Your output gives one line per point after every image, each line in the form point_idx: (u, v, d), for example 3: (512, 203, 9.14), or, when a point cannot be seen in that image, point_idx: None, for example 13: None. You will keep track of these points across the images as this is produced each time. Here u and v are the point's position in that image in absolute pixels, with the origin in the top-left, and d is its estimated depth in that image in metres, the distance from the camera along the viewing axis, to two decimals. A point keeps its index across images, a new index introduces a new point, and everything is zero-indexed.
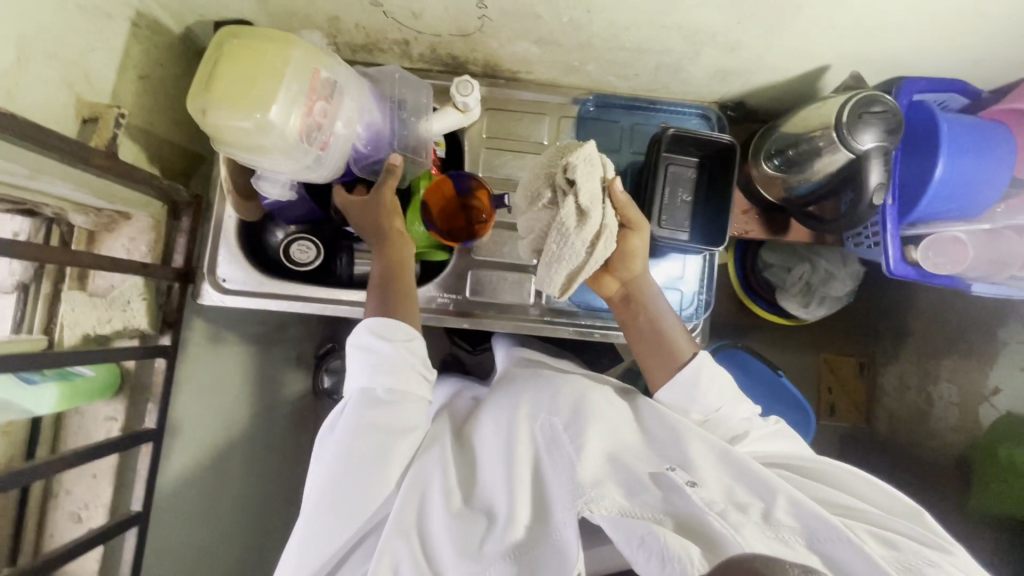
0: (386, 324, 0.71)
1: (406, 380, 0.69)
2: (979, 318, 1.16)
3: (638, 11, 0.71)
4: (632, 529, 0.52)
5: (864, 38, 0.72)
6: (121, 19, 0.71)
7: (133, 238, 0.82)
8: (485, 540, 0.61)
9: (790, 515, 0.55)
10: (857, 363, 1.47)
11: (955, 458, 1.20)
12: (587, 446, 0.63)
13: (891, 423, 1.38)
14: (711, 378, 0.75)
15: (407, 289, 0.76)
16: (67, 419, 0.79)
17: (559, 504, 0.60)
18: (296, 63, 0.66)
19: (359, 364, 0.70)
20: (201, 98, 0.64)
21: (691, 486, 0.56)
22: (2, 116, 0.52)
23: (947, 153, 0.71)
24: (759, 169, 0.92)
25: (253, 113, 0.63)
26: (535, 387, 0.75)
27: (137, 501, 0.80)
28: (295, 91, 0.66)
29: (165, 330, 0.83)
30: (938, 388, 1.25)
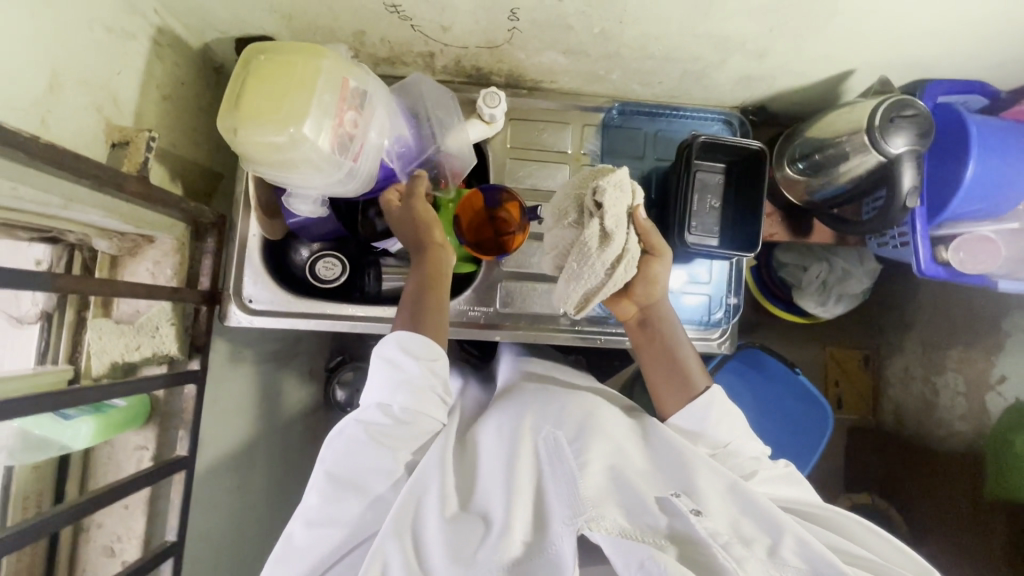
0: (414, 339, 0.68)
1: (424, 402, 0.67)
2: (984, 308, 1.18)
3: (671, 21, 0.72)
4: (634, 551, 0.54)
5: (892, 43, 0.73)
6: (144, 39, 0.69)
7: (157, 261, 0.79)
8: (480, 547, 0.58)
9: (796, 556, 0.57)
10: (863, 356, 1.50)
11: (964, 447, 1.21)
12: (592, 466, 0.63)
13: (897, 415, 1.40)
14: (724, 410, 0.74)
15: (439, 303, 0.73)
16: (95, 450, 0.77)
17: (558, 518, 0.59)
18: (326, 72, 0.64)
19: (382, 376, 0.68)
20: (234, 117, 0.62)
21: (696, 515, 0.57)
22: (44, 146, 0.50)
23: (977, 155, 0.73)
24: (783, 171, 0.93)
25: (286, 128, 0.61)
26: (555, 408, 0.74)
27: (171, 531, 0.78)
28: (326, 101, 0.63)
29: (194, 354, 0.81)
30: (944, 378, 1.27)
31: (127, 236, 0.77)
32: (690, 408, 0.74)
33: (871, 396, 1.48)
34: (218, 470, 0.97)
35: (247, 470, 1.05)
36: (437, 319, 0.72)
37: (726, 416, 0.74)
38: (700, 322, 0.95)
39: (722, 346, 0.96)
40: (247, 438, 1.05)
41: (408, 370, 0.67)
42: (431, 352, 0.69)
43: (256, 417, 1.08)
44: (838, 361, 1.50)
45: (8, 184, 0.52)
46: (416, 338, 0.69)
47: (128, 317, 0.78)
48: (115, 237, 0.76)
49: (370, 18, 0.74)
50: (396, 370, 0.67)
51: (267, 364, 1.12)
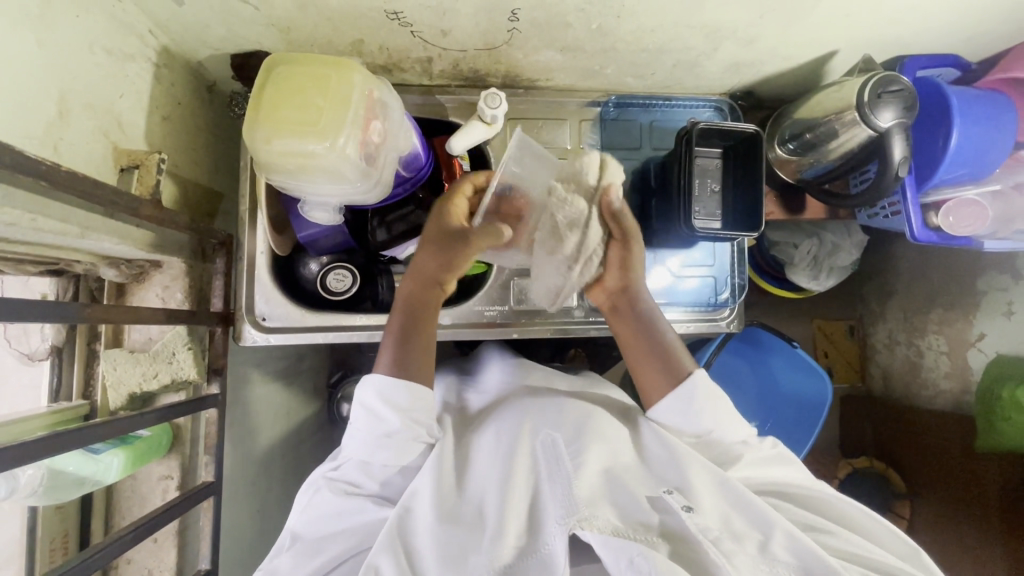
0: (396, 393, 0.69)
1: (406, 452, 0.69)
2: (960, 269, 1.24)
3: (665, 14, 0.74)
4: (623, 549, 0.59)
5: (872, 23, 0.77)
6: (141, 60, 0.68)
7: (166, 286, 0.77)
8: (473, 552, 0.62)
9: (785, 550, 0.62)
10: (847, 326, 1.56)
11: (950, 401, 1.28)
12: (587, 468, 0.66)
13: (885, 379, 1.46)
14: (708, 401, 0.73)
15: (426, 343, 0.73)
16: (119, 484, 0.75)
17: (551, 518, 0.63)
18: (357, 86, 0.67)
19: (362, 428, 0.69)
20: (267, 129, 0.64)
21: (687, 511, 0.62)
22: (64, 173, 0.49)
23: (961, 123, 0.77)
24: (774, 152, 0.97)
25: (324, 139, 0.64)
26: (550, 410, 0.76)
27: (204, 559, 0.77)
28: (355, 114, 0.66)
29: (213, 378, 0.77)
30: (927, 340, 1.33)
31: (135, 262, 0.75)
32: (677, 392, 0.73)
33: (859, 362, 1.54)
34: (238, 494, 0.95)
35: (261, 491, 1.04)
36: (425, 368, 0.72)
37: (710, 404, 0.74)
38: (707, 304, 0.99)
39: (731, 325, 1.00)
40: (261, 460, 1.03)
41: (387, 422, 0.68)
42: (412, 404, 0.69)
43: (269, 437, 1.06)
44: (824, 333, 1.56)
45: (28, 216, 0.51)
46: (398, 390, 0.69)
47: (142, 345, 0.76)
48: (121, 264, 0.73)
49: (370, 27, 0.74)
50: (374, 421, 0.68)
51: (277, 382, 1.10)
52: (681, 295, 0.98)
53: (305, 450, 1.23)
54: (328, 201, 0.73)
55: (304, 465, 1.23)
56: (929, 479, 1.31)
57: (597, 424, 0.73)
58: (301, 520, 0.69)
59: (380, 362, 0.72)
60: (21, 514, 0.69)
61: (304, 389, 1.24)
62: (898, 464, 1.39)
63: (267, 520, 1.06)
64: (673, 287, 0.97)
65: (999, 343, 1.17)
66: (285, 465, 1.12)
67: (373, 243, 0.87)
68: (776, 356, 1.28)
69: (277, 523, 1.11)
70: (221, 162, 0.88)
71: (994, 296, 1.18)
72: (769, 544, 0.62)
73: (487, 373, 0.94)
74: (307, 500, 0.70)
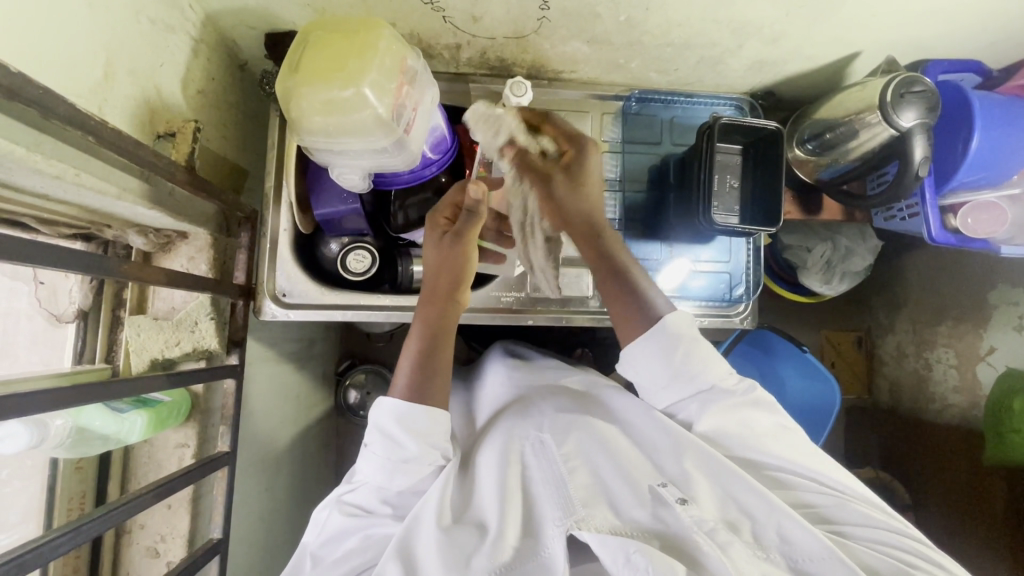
0: (414, 418, 0.69)
1: (417, 480, 0.70)
2: (972, 281, 1.25)
3: (693, 9, 0.75)
4: (620, 547, 0.59)
5: (896, 25, 0.78)
6: (182, 33, 0.70)
7: (191, 257, 0.78)
8: (474, 554, 0.63)
9: (776, 537, 0.62)
10: (856, 337, 1.55)
11: (961, 415, 1.27)
12: (580, 467, 0.70)
13: (893, 392, 1.45)
14: (680, 345, 0.72)
15: (442, 355, 0.74)
16: (136, 449, 0.76)
17: (550, 520, 0.64)
18: (388, 44, 0.69)
19: (380, 452, 0.69)
20: (301, 82, 0.67)
21: (681, 504, 0.63)
22: (110, 131, 0.51)
23: (981, 125, 0.78)
24: (792, 152, 0.98)
25: (349, 85, 0.66)
26: (539, 412, 0.79)
27: (216, 528, 0.77)
28: (386, 65, 0.68)
29: (233, 349, 0.80)
30: (936, 353, 1.32)
31: (162, 232, 0.76)
32: (653, 334, 0.72)
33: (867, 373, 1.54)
34: (248, 473, 0.96)
35: (271, 472, 1.05)
36: (443, 380, 0.73)
37: (685, 351, 0.72)
38: (722, 300, 0.99)
39: (745, 321, 0.99)
40: (270, 438, 1.04)
41: (405, 448, 0.68)
42: (432, 428, 0.69)
43: (278, 418, 1.07)
44: (832, 343, 1.55)
45: (72, 171, 0.53)
46: (418, 416, 0.68)
47: (165, 313, 0.77)
48: (150, 232, 0.75)
49: (403, 10, 0.76)
50: (393, 445, 0.68)
51: (289, 364, 1.11)
52: (696, 291, 0.98)
53: (310, 435, 1.24)
54: (360, 164, 0.75)
55: (309, 449, 1.23)
56: (934, 491, 1.31)
57: (590, 426, 0.74)
58: (318, 540, 0.70)
59: (395, 386, 0.72)
60: (41, 472, 0.69)
61: (314, 374, 1.25)
62: (903, 476, 1.38)
63: (273, 501, 1.06)
64: (688, 283, 0.98)
65: (1010, 358, 1.17)
66: (291, 447, 1.13)
67: (393, 225, 0.90)
68: (784, 362, 1.29)
69: (282, 506, 1.11)
70: (248, 140, 0.90)
71: (1006, 310, 1.18)
72: (762, 530, 0.63)
73: (488, 381, 0.96)
74: (323, 520, 0.71)
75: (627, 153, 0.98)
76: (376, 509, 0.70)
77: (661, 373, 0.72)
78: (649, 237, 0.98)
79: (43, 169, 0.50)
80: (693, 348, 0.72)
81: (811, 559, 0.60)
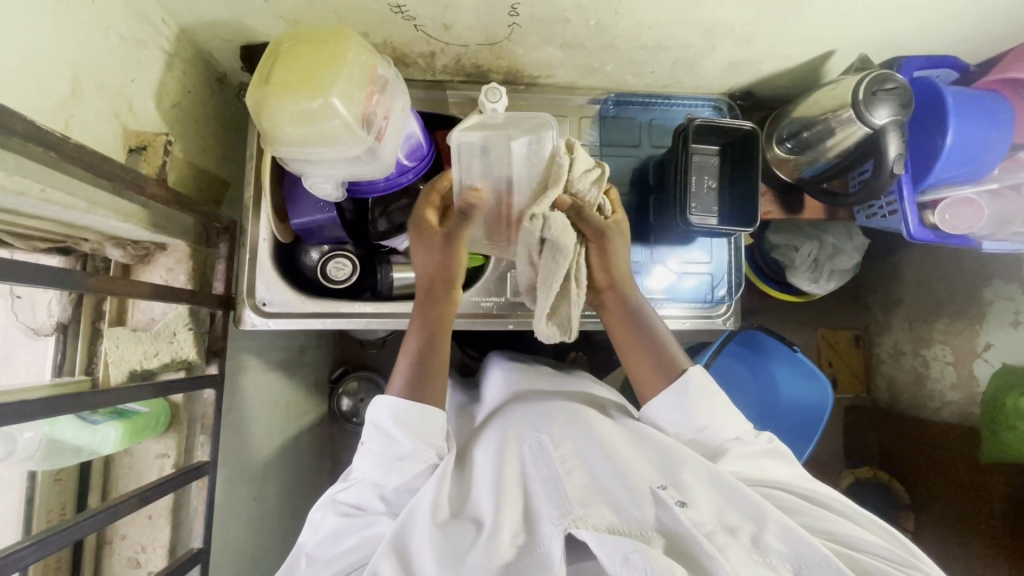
0: (410, 415, 0.71)
1: (413, 478, 0.72)
2: (967, 277, 1.23)
3: (663, 10, 0.75)
4: (619, 546, 0.59)
5: (866, 23, 0.77)
6: (155, 48, 0.71)
7: (171, 268, 0.79)
8: (471, 551, 0.63)
9: (778, 540, 0.61)
10: (854, 336, 1.54)
11: (959, 413, 1.25)
12: (575, 470, 0.69)
13: (891, 391, 1.44)
14: (703, 398, 0.75)
15: (439, 352, 0.76)
16: (117, 460, 0.76)
17: (548, 518, 0.64)
18: (356, 53, 0.69)
19: (374, 450, 0.71)
20: (269, 94, 0.68)
21: (680, 506, 0.63)
22: (73, 146, 0.52)
23: (956, 120, 0.77)
24: (771, 151, 0.97)
25: (316, 95, 0.67)
26: (536, 414, 0.79)
27: (196, 538, 0.77)
28: (355, 75, 0.69)
29: (212, 359, 0.80)
30: (933, 350, 1.32)
31: (141, 244, 0.77)
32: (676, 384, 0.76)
33: (864, 372, 1.53)
34: (236, 482, 0.96)
35: (262, 482, 1.05)
36: (439, 374, 0.75)
37: (705, 402, 0.76)
38: (705, 300, 0.98)
39: (727, 322, 0.99)
40: (260, 447, 1.04)
41: (400, 446, 0.70)
42: (426, 424, 0.71)
43: (266, 426, 1.07)
44: (829, 342, 1.54)
45: (37, 186, 0.54)
46: (412, 412, 0.70)
47: (144, 324, 0.78)
48: (128, 245, 0.76)
49: (374, 19, 0.76)
50: (387, 442, 0.70)
51: (277, 372, 1.12)
52: (682, 293, 0.98)
53: (301, 443, 1.24)
54: (334, 173, 0.75)
55: (303, 458, 1.24)
56: (933, 490, 1.29)
57: (584, 427, 0.74)
58: (314, 539, 0.71)
59: (393, 386, 0.74)
60: (20, 484, 0.70)
61: (304, 383, 1.25)
62: (903, 476, 1.37)
63: (263, 510, 1.07)
64: (671, 285, 0.98)
65: (1007, 354, 1.16)
66: (281, 455, 1.13)
67: (373, 233, 0.90)
68: (774, 361, 1.29)
69: (273, 515, 1.11)
70: (228, 151, 0.91)
71: (1002, 306, 1.17)
72: (762, 535, 0.62)
73: (486, 384, 0.95)
74: (318, 520, 0.72)
75: (606, 157, 0.97)
76: (371, 507, 0.71)
77: (684, 418, 0.75)
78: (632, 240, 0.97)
79: (6, 185, 0.51)
80: (718, 399, 0.76)
81: (810, 565, 0.59)
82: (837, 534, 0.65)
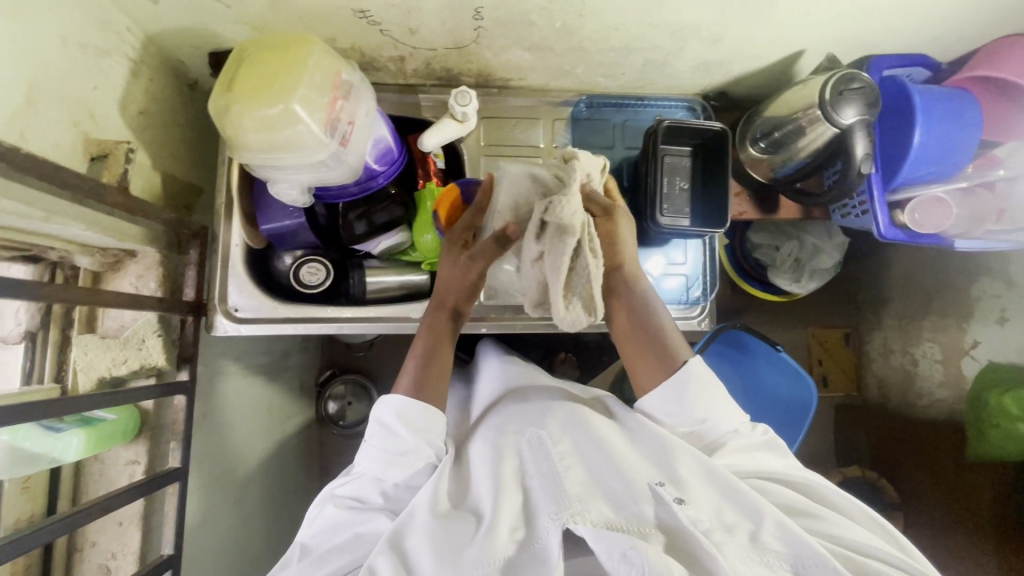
0: (414, 412, 0.72)
1: (414, 474, 0.73)
2: (954, 275, 1.23)
3: (628, 12, 0.75)
4: (615, 543, 0.59)
5: (832, 22, 0.77)
6: (119, 56, 0.71)
7: (140, 275, 0.79)
8: (470, 546, 0.64)
9: (776, 540, 0.61)
10: (843, 333, 1.53)
11: (946, 411, 1.24)
12: (574, 465, 0.69)
13: (881, 389, 1.43)
14: (704, 389, 0.73)
15: (441, 351, 0.79)
16: (87, 467, 0.77)
17: (545, 513, 0.64)
18: (319, 59, 0.70)
19: (377, 445, 0.72)
20: (231, 100, 0.68)
21: (679, 503, 0.63)
22: (25, 157, 0.52)
23: (923, 119, 0.77)
24: (746, 152, 0.96)
25: (277, 101, 0.67)
26: (537, 410, 0.79)
27: (168, 544, 0.78)
28: (317, 80, 0.69)
29: (182, 365, 0.81)
30: (922, 347, 1.31)
31: (110, 251, 0.77)
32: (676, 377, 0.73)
33: (855, 370, 1.52)
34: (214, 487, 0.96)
35: (245, 487, 1.05)
36: (443, 369, 0.78)
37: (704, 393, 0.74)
38: (680, 302, 0.98)
39: (703, 322, 0.98)
40: (240, 452, 1.04)
41: (403, 441, 0.71)
42: (429, 423, 0.73)
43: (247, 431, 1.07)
44: (820, 342, 1.52)
45: None
46: (416, 410, 0.72)
47: (114, 332, 0.78)
48: (96, 252, 0.76)
49: (339, 25, 0.76)
50: (390, 438, 0.72)
51: (257, 377, 1.12)
52: (658, 293, 0.98)
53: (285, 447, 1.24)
54: (301, 178, 0.75)
55: (288, 461, 1.24)
56: (922, 489, 1.29)
57: (583, 422, 0.74)
58: (310, 532, 0.72)
59: (399, 386, 0.77)
60: None
61: (288, 386, 1.25)
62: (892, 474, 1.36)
63: (246, 514, 1.06)
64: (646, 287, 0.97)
65: (992, 351, 1.15)
66: (264, 460, 1.13)
67: (348, 237, 0.88)
68: (759, 360, 1.28)
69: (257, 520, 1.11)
70: (201, 157, 0.91)
71: (989, 303, 1.16)
72: (760, 533, 0.61)
73: (480, 376, 0.96)
74: (316, 514, 0.73)
75: (580, 158, 0.98)
76: (370, 501, 0.72)
77: (682, 410, 0.73)
78: None
79: None
80: (720, 392, 0.75)
81: (808, 565, 0.59)
82: (843, 538, 0.64)
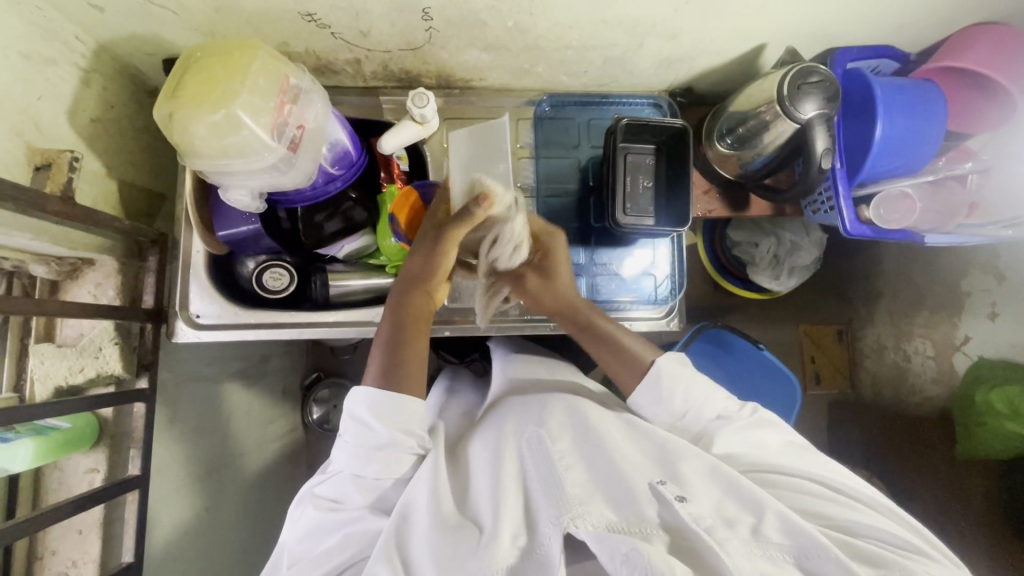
0: (386, 403, 0.68)
1: (395, 463, 0.69)
2: (944, 270, 1.18)
3: (578, 10, 0.74)
4: (617, 544, 0.55)
5: (788, 16, 0.76)
6: (68, 65, 0.71)
7: (98, 283, 0.79)
8: (468, 552, 0.60)
9: (778, 533, 0.58)
10: (835, 331, 1.45)
11: (937, 409, 1.21)
12: (574, 465, 0.66)
13: (875, 387, 1.36)
14: (679, 382, 0.74)
15: (415, 339, 0.74)
16: (46, 475, 0.77)
17: (545, 518, 0.61)
18: (263, 64, 0.69)
19: (351, 440, 0.68)
20: (172, 106, 0.67)
21: (680, 501, 0.59)
22: None
23: (884, 113, 0.76)
24: (713, 149, 0.93)
25: (218, 108, 0.66)
26: (535, 406, 0.77)
27: (128, 553, 0.78)
28: (261, 85, 0.69)
29: (142, 373, 0.80)
30: (913, 344, 1.25)
31: (67, 260, 0.77)
32: (650, 382, 0.74)
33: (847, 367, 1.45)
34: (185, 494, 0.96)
35: (221, 493, 1.04)
36: (414, 360, 0.73)
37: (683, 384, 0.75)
38: (649, 301, 0.96)
39: (671, 323, 0.97)
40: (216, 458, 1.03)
41: (376, 434, 0.68)
42: (402, 414, 0.69)
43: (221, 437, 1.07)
44: (812, 339, 1.44)
45: None
46: (389, 401, 0.68)
47: (72, 340, 0.78)
48: (52, 261, 0.76)
49: (289, 29, 0.76)
50: (364, 433, 0.68)
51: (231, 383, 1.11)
52: (627, 295, 0.96)
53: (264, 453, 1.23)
54: (249, 184, 0.74)
55: (271, 466, 1.22)
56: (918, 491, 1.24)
57: (583, 422, 0.72)
58: (295, 536, 0.67)
59: (368, 377, 0.72)
60: None
61: (270, 390, 1.24)
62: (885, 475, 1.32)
63: (224, 523, 1.05)
64: (613, 289, 0.96)
65: (983, 346, 1.11)
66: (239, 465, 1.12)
67: (306, 245, 0.88)
68: (741, 359, 1.25)
69: (239, 526, 1.10)
70: (164, 163, 0.91)
71: (978, 297, 1.11)
72: (762, 530, 0.58)
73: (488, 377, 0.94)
74: (297, 517, 0.68)
75: (546, 159, 0.97)
76: (351, 500, 0.67)
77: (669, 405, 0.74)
78: (571, 242, 0.96)
79: None
80: (698, 380, 0.75)
81: (811, 554, 0.56)
82: (837, 520, 0.62)
